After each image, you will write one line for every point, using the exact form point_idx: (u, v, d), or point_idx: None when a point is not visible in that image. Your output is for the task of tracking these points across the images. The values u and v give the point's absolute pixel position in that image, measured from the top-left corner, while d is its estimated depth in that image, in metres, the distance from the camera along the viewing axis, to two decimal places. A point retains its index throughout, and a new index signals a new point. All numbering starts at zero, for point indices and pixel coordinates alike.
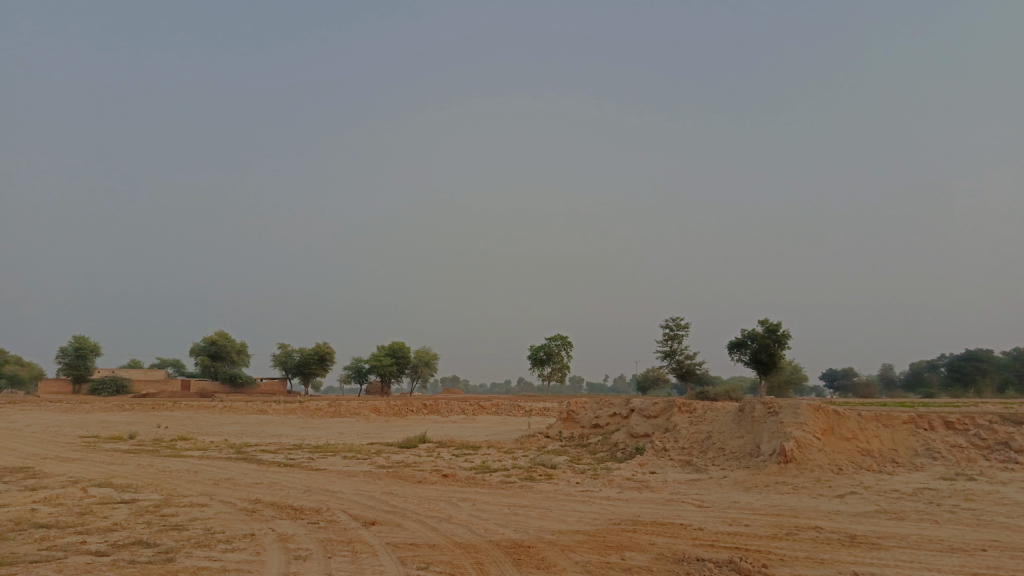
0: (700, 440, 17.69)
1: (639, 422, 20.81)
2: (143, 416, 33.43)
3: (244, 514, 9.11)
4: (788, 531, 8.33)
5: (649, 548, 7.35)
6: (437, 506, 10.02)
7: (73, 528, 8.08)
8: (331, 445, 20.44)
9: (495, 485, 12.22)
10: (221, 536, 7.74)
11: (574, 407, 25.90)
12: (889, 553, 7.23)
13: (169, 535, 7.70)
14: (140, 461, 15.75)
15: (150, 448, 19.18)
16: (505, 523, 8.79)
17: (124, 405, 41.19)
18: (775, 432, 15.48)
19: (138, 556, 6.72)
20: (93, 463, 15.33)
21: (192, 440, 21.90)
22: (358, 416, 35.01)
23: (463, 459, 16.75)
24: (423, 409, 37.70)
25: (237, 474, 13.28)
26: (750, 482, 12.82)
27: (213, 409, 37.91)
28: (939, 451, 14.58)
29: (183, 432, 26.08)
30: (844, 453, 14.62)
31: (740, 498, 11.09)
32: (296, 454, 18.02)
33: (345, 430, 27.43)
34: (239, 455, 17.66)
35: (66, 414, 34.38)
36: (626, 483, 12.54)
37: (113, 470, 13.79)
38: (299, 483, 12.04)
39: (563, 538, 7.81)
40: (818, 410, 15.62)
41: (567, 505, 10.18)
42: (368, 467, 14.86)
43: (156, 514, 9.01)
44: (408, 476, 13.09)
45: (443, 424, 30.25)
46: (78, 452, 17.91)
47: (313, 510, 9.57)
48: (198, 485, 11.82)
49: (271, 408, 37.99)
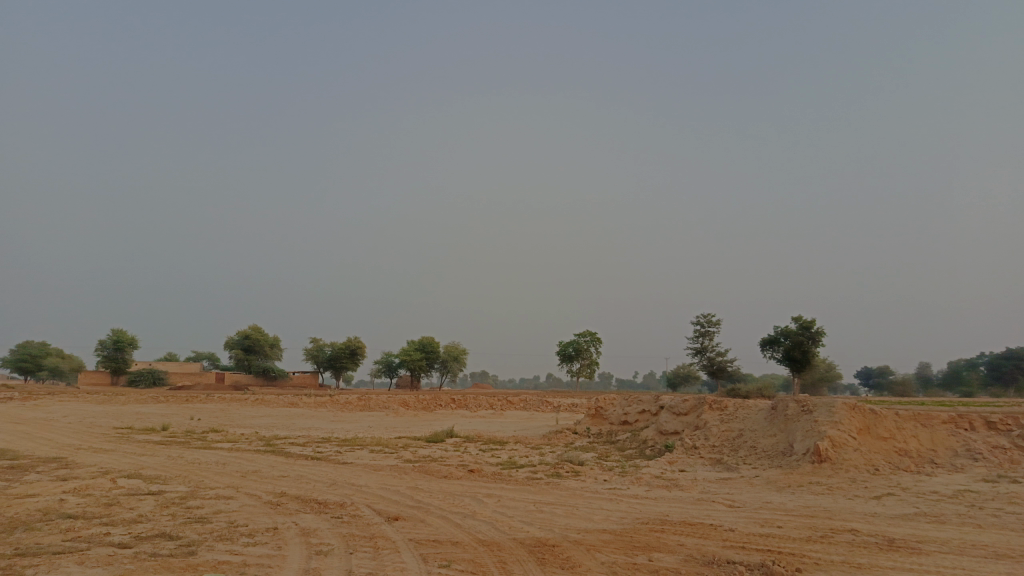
0: (731, 438, 17.36)
1: (668, 420, 20.51)
2: (176, 409, 34.02)
3: (268, 508, 9.08)
4: (823, 533, 8.04)
5: (678, 549, 7.14)
6: (461, 501, 9.90)
7: (98, 519, 8.11)
8: (359, 439, 20.50)
9: (520, 482, 12.06)
10: (244, 529, 7.70)
11: (602, 404, 25.67)
12: (930, 558, 6.92)
13: (192, 528, 7.67)
14: (170, 453, 15.92)
15: (181, 440, 19.42)
16: (530, 520, 8.63)
17: (158, 397, 41.86)
18: (809, 431, 15.10)
19: (160, 549, 6.69)
20: (126, 454, 15.55)
21: (224, 433, 22.15)
22: (387, 409, 35.22)
23: (489, 455, 16.65)
24: (451, 404, 37.81)
25: (264, 467, 13.33)
26: (782, 481, 12.50)
27: (244, 402, 38.35)
28: (980, 453, 14.08)
29: (215, 423, 26.41)
30: (881, 453, 14.20)
31: (772, 498, 10.81)
32: (324, 447, 18.11)
33: (373, 423, 27.49)
34: (268, 447, 17.77)
35: (103, 406, 35.14)
36: (655, 482, 12.31)
37: (143, 462, 13.92)
38: (325, 477, 12.01)
39: (589, 538, 7.62)
40: (854, 409, 15.20)
41: (593, 503, 10.00)
42: (394, 461, 14.83)
43: (181, 506, 9.03)
44: (434, 471, 13.00)
45: (471, 419, 30.29)
46: (112, 443, 18.22)
47: (337, 504, 9.51)
48: (225, 477, 11.86)
49: (302, 402, 38.33)
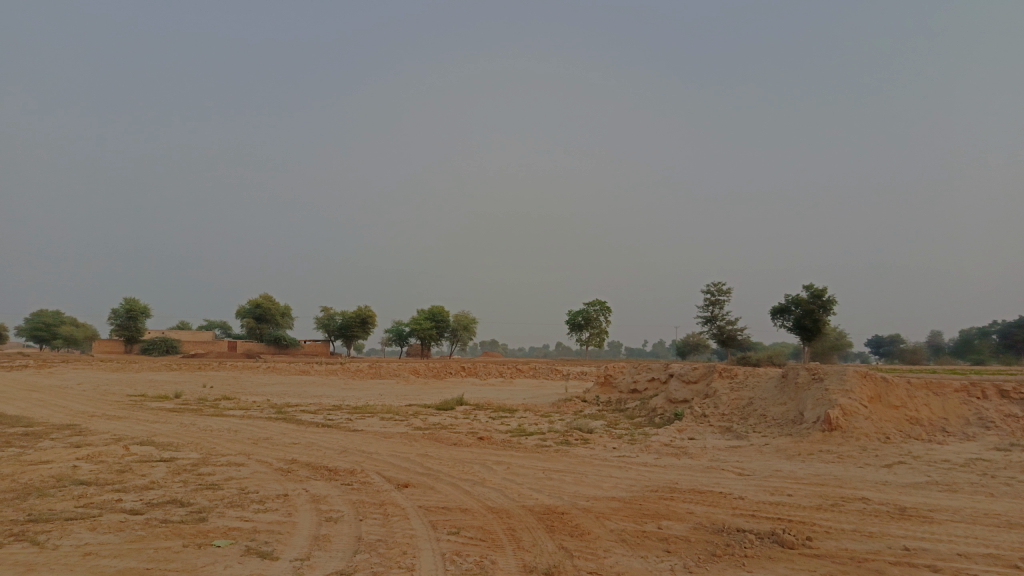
0: (741, 406, 17.33)
1: (678, 388, 20.49)
2: (189, 376, 34.31)
3: (279, 475, 9.12)
4: (834, 501, 8.01)
5: (687, 517, 7.11)
6: (471, 469, 9.92)
7: (110, 486, 8.16)
8: (369, 406, 20.65)
9: (530, 449, 12.09)
10: (254, 496, 7.74)
11: (612, 372, 25.68)
12: (942, 527, 6.87)
13: (203, 495, 7.72)
14: (182, 420, 16.04)
15: (194, 407, 19.61)
16: (539, 487, 8.64)
17: (171, 365, 42.22)
18: (819, 399, 15.04)
19: (171, 515, 6.73)
20: (139, 421, 15.68)
21: (236, 400, 22.34)
22: (398, 377, 35.45)
23: (499, 422, 16.71)
24: (461, 371, 37.98)
25: (275, 434, 13.41)
26: (792, 450, 12.48)
27: (256, 370, 38.66)
28: (992, 421, 13.98)
29: (227, 391, 26.62)
30: (892, 421, 14.13)
31: (783, 466, 10.77)
32: (335, 415, 18.22)
33: (383, 391, 27.64)
34: (279, 415, 17.89)
35: (116, 373, 35.50)
36: (664, 449, 12.31)
37: (156, 429, 14.03)
38: (335, 444, 12.07)
39: (599, 505, 7.61)
40: (865, 377, 15.12)
41: (603, 471, 10.00)
42: (404, 428, 14.90)
43: (193, 473, 9.09)
44: (444, 438, 13.05)
45: (481, 387, 30.42)
46: (125, 410, 18.38)
47: (347, 471, 9.55)
48: (236, 444, 11.95)
49: (313, 370, 38.57)
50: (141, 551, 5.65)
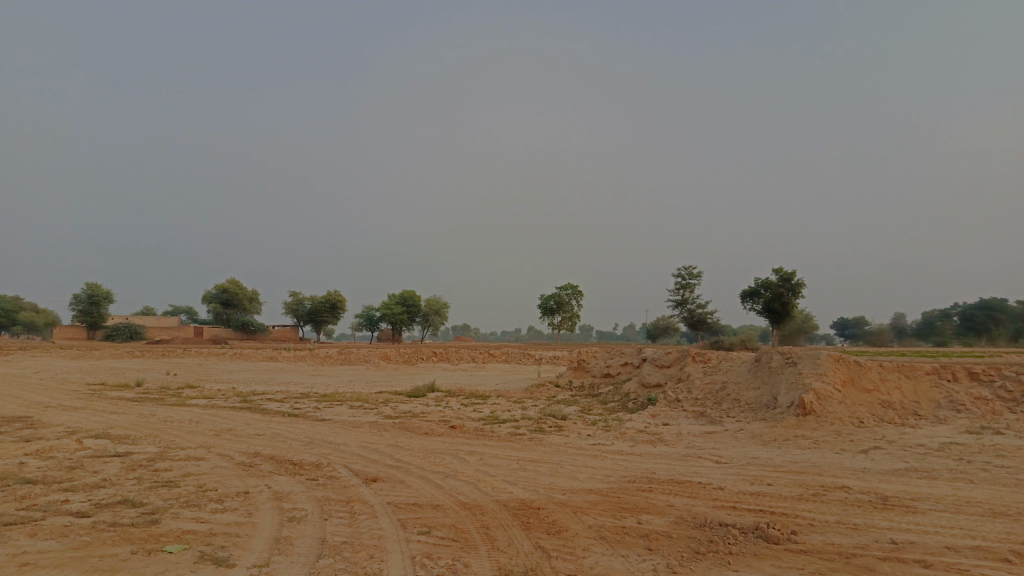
0: (714, 390, 17.23)
1: (651, 372, 20.36)
2: (152, 363, 33.39)
3: (240, 470, 8.69)
4: (815, 491, 7.81)
5: (667, 510, 6.85)
6: (442, 460, 9.57)
7: (58, 485, 7.67)
8: (338, 394, 20.17)
9: (503, 438, 11.77)
10: (213, 494, 7.32)
11: (585, 356, 25.50)
12: (926, 517, 6.71)
13: (157, 494, 7.27)
14: (142, 410, 15.48)
15: (154, 396, 18.90)
16: (513, 479, 8.34)
17: (133, 352, 41.14)
18: (793, 384, 14.96)
19: (121, 518, 6.29)
20: (95, 412, 15.03)
21: (199, 389, 21.70)
22: (368, 363, 34.98)
23: (472, 409, 16.39)
24: (433, 357, 37.62)
25: (238, 425, 12.93)
26: (768, 436, 12.32)
27: (223, 356, 37.82)
28: (963, 404, 14.01)
29: (192, 379, 25.98)
30: (865, 405, 14.10)
31: (759, 453, 10.61)
32: (302, 403, 17.73)
33: (353, 377, 27.15)
34: (244, 404, 17.34)
35: (78, 361, 34.50)
36: (639, 437, 12.06)
37: (112, 421, 13.43)
38: (301, 435, 11.63)
39: (576, 499, 7.30)
40: (838, 361, 15.09)
41: (578, 460, 9.73)
42: (374, 417, 14.49)
43: (148, 469, 8.63)
44: (415, 427, 12.66)
45: (452, 372, 30.20)
46: (82, 400, 17.71)
47: (312, 464, 9.14)
48: (197, 436, 11.43)
49: (280, 356, 37.77)
50: (84, 559, 5.22)
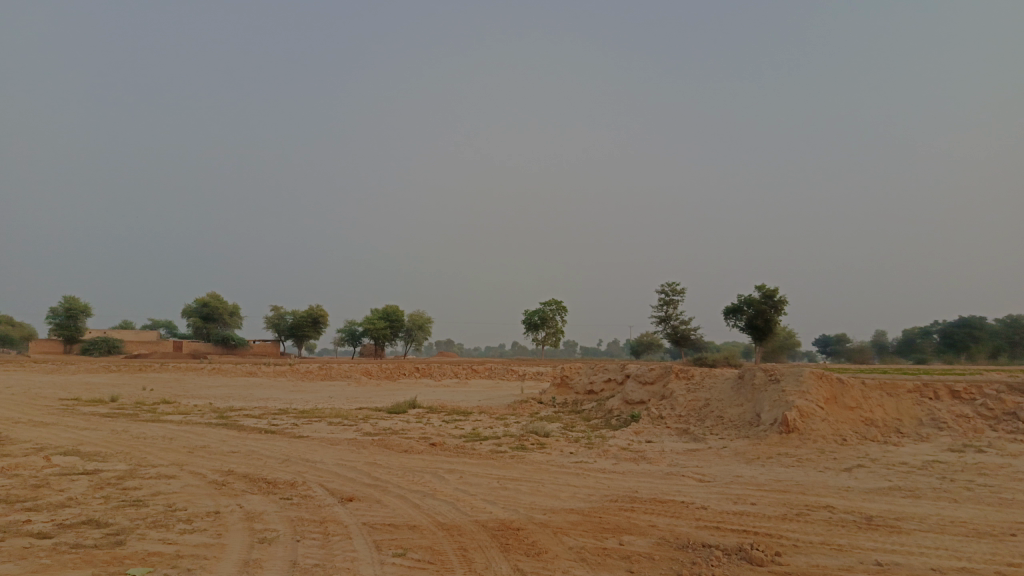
0: (698, 407, 17.14)
1: (634, 389, 20.25)
2: (129, 379, 32.80)
3: (212, 489, 8.45)
4: (799, 511, 7.70)
5: (649, 531, 6.71)
6: (421, 479, 9.37)
7: (21, 504, 7.41)
8: (318, 410, 19.89)
9: (484, 455, 11.59)
10: (182, 514, 7.09)
11: (568, 372, 25.36)
12: (911, 538, 6.62)
13: (124, 513, 7.02)
14: (115, 426, 15.14)
15: (129, 412, 18.51)
16: (493, 499, 8.16)
17: (110, 366, 40.44)
18: (776, 401, 14.89)
19: (83, 539, 6.04)
20: (67, 428, 14.67)
21: (175, 404, 21.29)
22: (350, 379, 34.65)
23: (453, 426, 16.17)
24: (415, 372, 37.32)
25: (213, 442, 12.65)
26: (751, 453, 12.22)
27: (201, 371, 37.30)
28: (945, 422, 14.01)
29: (168, 394, 25.53)
30: (848, 422, 14.06)
31: (743, 471, 10.51)
32: (281, 420, 17.42)
33: (334, 393, 26.82)
34: (221, 420, 17.01)
35: (52, 376, 33.84)
36: (622, 454, 11.92)
37: (83, 437, 13.09)
38: (277, 452, 11.39)
39: (556, 519, 7.14)
40: (821, 378, 15.06)
41: (561, 478, 9.58)
42: (354, 434, 14.23)
43: (117, 488, 8.38)
44: (394, 445, 12.44)
45: (435, 388, 29.99)
46: (54, 416, 17.33)
47: (287, 483, 8.91)
48: (170, 454, 11.15)
49: (261, 371, 37.28)
50: None
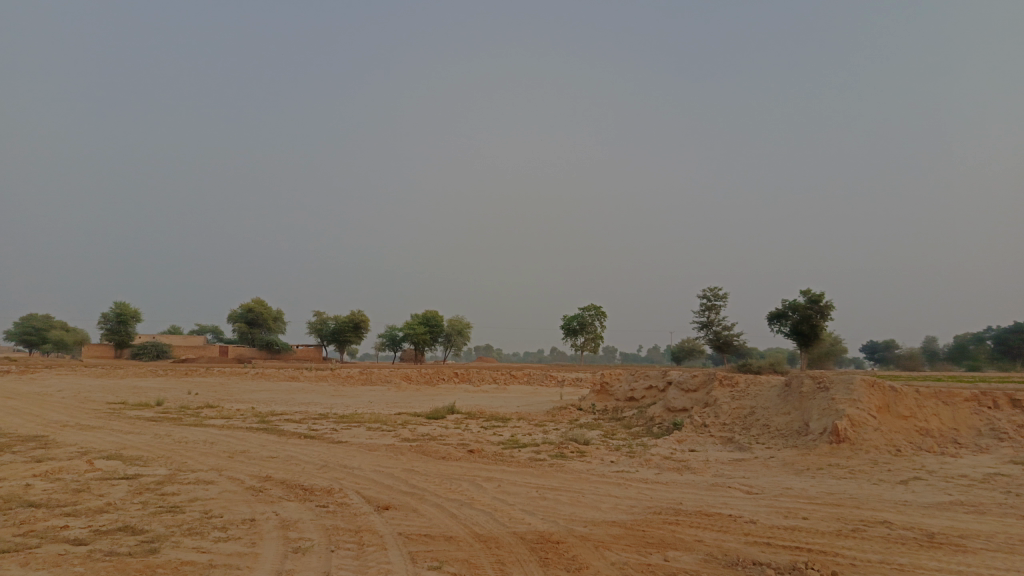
0: (742, 415, 16.67)
1: (676, 396, 19.81)
2: (175, 383, 33.45)
3: (249, 495, 8.38)
4: (854, 526, 7.30)
5: (695, 546, 6.41)
6: (459, 487, 9.18)
7: (61, 509, 7.43)
8: (357, 415, 19.92)
9: (522, 463, 11.37)
10: (217, 521, 7.01)
11: (608, 378, 24.99)
12: (978, 558, 6.19)
13: (160, 520, 6.98)
14: (158, 430, 15.30)
15: (173, 416, 18.76)
16: (532, 509, 7.93)
17: (157, 370, 41.33)
18: (826, 409, 14.36)
19: (118, 547, 5.99)
20: (113, 432, 14.89)
21: (219, 408, 21.52)
22: (389, 383, 34.82)
23: (492, 433, 15.98)
24: (454, 378, 37.29)
25: (253, 446, 12.69)
26: (800, 464, 11.77)
27: (245, 376, 37.81)
28: (1005, 432, 13.32)
29: (212, 398, 25.88)
30: (902, 432, 13.48)
31: (793, 483, 10.09)
32: (320, 424, 17.43)
33: (373, 398, 26.82)
34: (261, 425, 17.07)
35: (101, 379, 34.70)
36: (665, 464, 11.56)
37: (126, 441, 13.24)
38: (315, 458, 11.34)
39: (598, 532, 6.87)
40: (873, 386, 14.49)
41: (601, 488, 9.29)
42: (392, 440, 14.15)
43: (155, 493, 8.38)
44: (432, 451, 12.29)
45: (473, 394, 29.90)
46: (101, 419, 17.62)
47: (323, 490, 8.79)
48: (210, 458, 11.19)
49: (303, 376, 37.67)
50: None
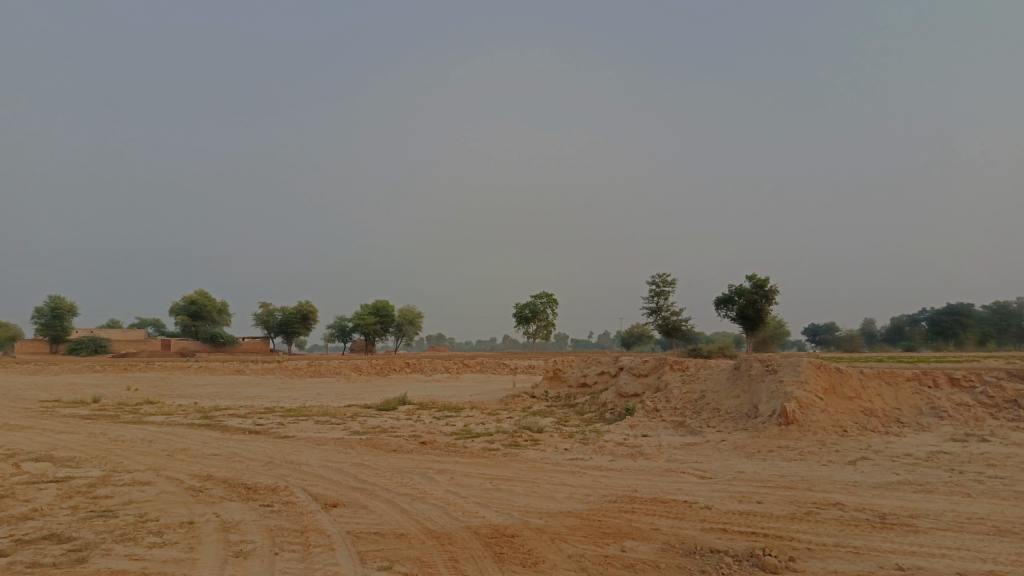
0: (693, 399, 16.79)
1: (628, 381, 19.87)
2: (113, 378, 32.18)
3: (188, 496, 7.97)
4: (808, 509, 7.31)
5: (652, 535, 6.30)
6: (410, 480, 8.92)
7: None
8: (305, 408, 19.44)
9: (475, 454, 11.16)
10: (152, 525, 6.62)
11: (560, 365, 24.94)
12: (929, 537, 6.24)
13: (90, 526, 6.55)
14: (93, 429, 14.60)
15: (110, 414, 17.94)
16: (485, 501, 7.73)
17: (94, 366, 39.70)
18: (774, 392, 14.54)
19: (42, 557, 5.58)
20: (44, 432, 14.14)
21: (159, 405, 20.70)
22: (339, 375, 34.19)
23: (444, 423, 15.74)
24: (406, 368, 36.86)
25: (194, 444, 12.19)
26: (751, 447, 11.86)
27: (187, 370, 36.66)
28: (945, 410, 13.68)
29: (152, 394, 24.92)
30: (848, 413, 13.72)
31: (745, 466, 10.13)
32: (266, 419, 16.91)
33: (322, 390, 26.28)
34: (203, 421, 16.46)
35: (34, 376, 33.14)
36: (619, 450, 11.52)
37: (58, 442, 12.56)
38: (260, 454, 10.92)
39: (553, 524, 6.71)
40: (819, 368, 14.73)
41: (556, 477, 9.16)
42: (341, 433, 13.78)
43: (86, 497, 7.90)
44: (383, 444, 11.97)
45: (425, 383, 29.57)
46: (31, 419, 16.73)
47: (268, 488, 8.42)
48: (148, 458, 10.68)
49: (249, 369, 36.70)
50: None
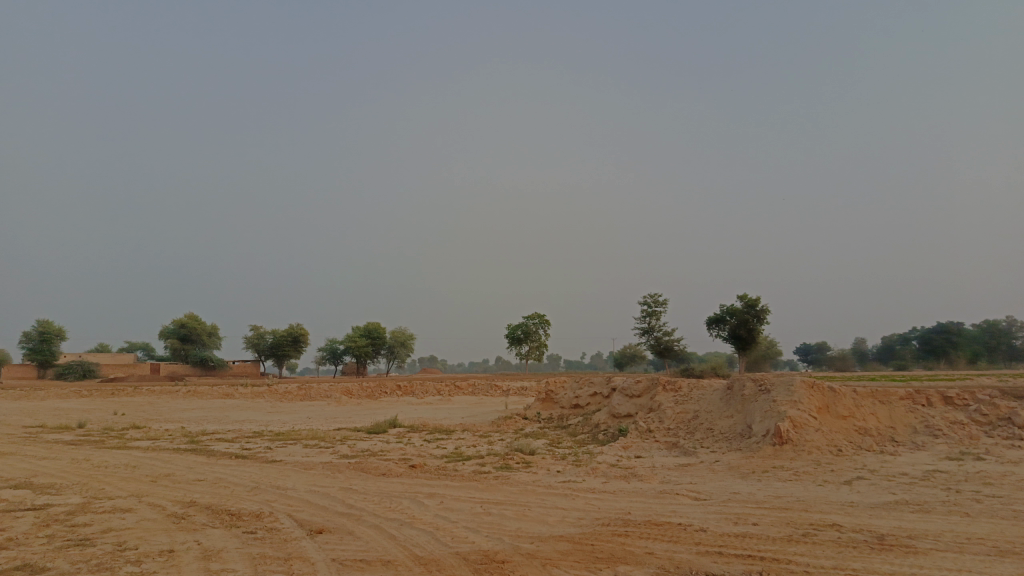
0: (686, 420, 16.64)
1: (621, 402, 19.69)
2: (100, 403, 31.75)
3: (170, 523, 7.76)
4: (805, 531, 7.16)
5: (646, 560, 6.14)
6: (399, 505, 8.72)
7: None
8: (294, 432, 19.16)
9: (466, 477, 10.96)
10: (131, 554, 6.41)
11: (552, 387, 24.75)
12: (928, 559, 6.10)
13: (66, 556, 6.34)
14: (76, 455, 14.30)
15: (95, 439, 17.61)
16: (476, 526, 7.55)
17: (81, 391, 39.19)
18: (768, 411, 14.41)
19: None
20: (25, 458, 13.82)
21: (146, 430, 20.35)
22: (329, 398, 33.85)
23: (435, 446, 15.51)
24: (397, 390, 36.54)
25: (179, 469, 11.93)
26: (745, 467, 11.71)
27: (176, 394, 36.24)
28: (940, 429, 13.58)
29: (139, 419, 24.56)
30: (842, 432, 13.60)
31: (740, 487, 9.98)
32: (253, 443, 16.65)
33: (312, 414, 25.96)
34: (190, 445, 16.17)
35: (19, 402, 32.67)
36: (612, 472, 11.35)
37: (39, 468, 12.27)
38: (246, 479, 10.69)
39: (545, 549, 6.54)
40: (813, 387, 14.63)
41: (547, 501, 8.98)
42: (329, 457, 13.54)
43: (65, 525, 7.67)
44: (371, 468, 11.75)
45: (416, 406, 29.29)
46: (13, 445, 16.41)
47: (252, 514, 8.21)
48: (131, 484, 10.43)
49: (238, 393, 36.32)
50: None
